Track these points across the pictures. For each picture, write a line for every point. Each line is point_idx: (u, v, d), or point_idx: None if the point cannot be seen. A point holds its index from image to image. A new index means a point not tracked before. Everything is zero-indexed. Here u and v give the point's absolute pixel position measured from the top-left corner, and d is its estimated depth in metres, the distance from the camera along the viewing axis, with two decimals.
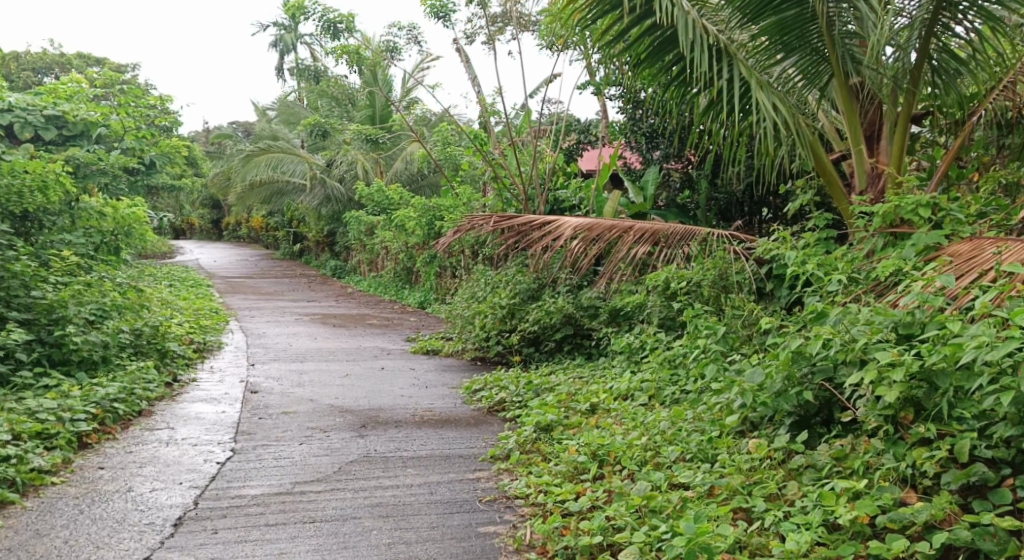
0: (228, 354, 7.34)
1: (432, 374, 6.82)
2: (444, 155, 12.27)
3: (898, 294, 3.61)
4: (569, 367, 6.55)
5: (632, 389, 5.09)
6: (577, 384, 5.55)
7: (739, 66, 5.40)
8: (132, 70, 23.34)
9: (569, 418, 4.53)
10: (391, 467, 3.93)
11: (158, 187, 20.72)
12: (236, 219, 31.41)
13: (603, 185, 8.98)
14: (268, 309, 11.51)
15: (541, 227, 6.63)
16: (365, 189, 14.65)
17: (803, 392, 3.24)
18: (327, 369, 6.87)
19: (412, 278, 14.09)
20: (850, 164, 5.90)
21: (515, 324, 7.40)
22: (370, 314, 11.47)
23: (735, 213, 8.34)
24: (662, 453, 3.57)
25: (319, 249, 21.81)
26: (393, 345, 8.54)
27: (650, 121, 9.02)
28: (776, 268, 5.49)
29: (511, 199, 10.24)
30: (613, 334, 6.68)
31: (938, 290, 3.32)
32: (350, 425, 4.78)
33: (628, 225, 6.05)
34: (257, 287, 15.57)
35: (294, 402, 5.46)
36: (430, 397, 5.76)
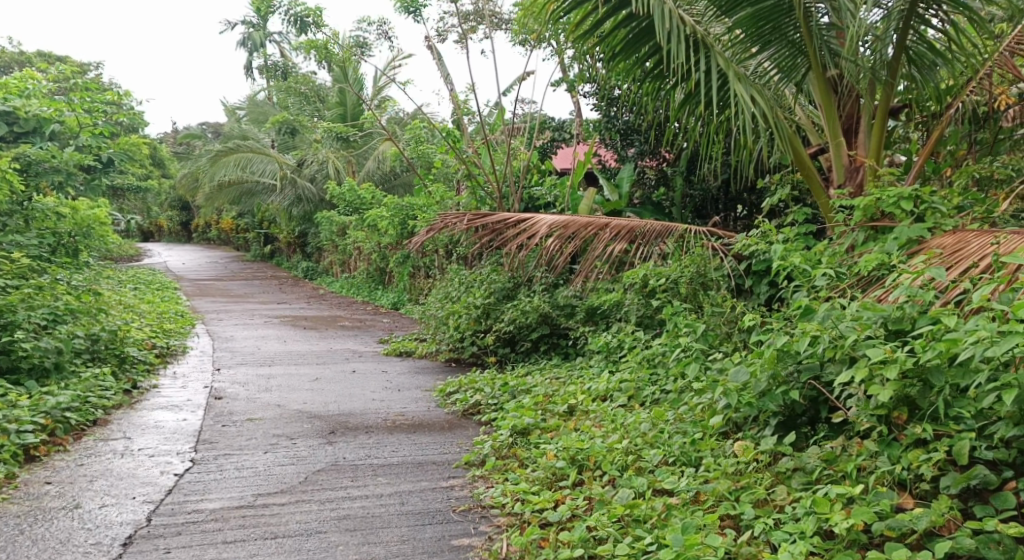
0: (193, 359, 7.08)
1: (405, 376, 6.62)
2: (416, 153, 12.07)
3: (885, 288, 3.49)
4: (546, 368, 6.39)
5: (611, 390, 4.94)
6: (554, 385, 5.39)
7: (716, 58, 5.26)
8: (96, 69, 22.83)
9: (546, 421, 4.36)
10: (360, 476, 3.73)
11: (123, 188, 20.25)
12: (205, 220, 30.87)
13: (578, 182, 8.83)
14: (236, 312, 11.23)
15: (517, 225, 6.45)
16: (336, 189, 14.38)
17: (790, 391, 3.10)
18: (295, 373, 6.64)
19: (385, 279, 13.86)
20: (827, 158, 5.79)
21: (489, 324, 7.23)
22: (342, 315, 11.23)
23: (711, 210, 8.25)
24: (644, 457, 3.42)
25: (290, 250, 21.46)
26: (365, 347, 8.32)
27: (626, 118, 8.89)
28: (755, 263, 5.37)
29: (485, 197, 10.07)
30: (590, 333, 6.53)
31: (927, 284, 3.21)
32: (318, 432, 4.57)
33: (604, 222, 5.91)
34: (227, 290, 15.25)
35: (260, 408, 5.23)
36: (403, 401, 5.57)
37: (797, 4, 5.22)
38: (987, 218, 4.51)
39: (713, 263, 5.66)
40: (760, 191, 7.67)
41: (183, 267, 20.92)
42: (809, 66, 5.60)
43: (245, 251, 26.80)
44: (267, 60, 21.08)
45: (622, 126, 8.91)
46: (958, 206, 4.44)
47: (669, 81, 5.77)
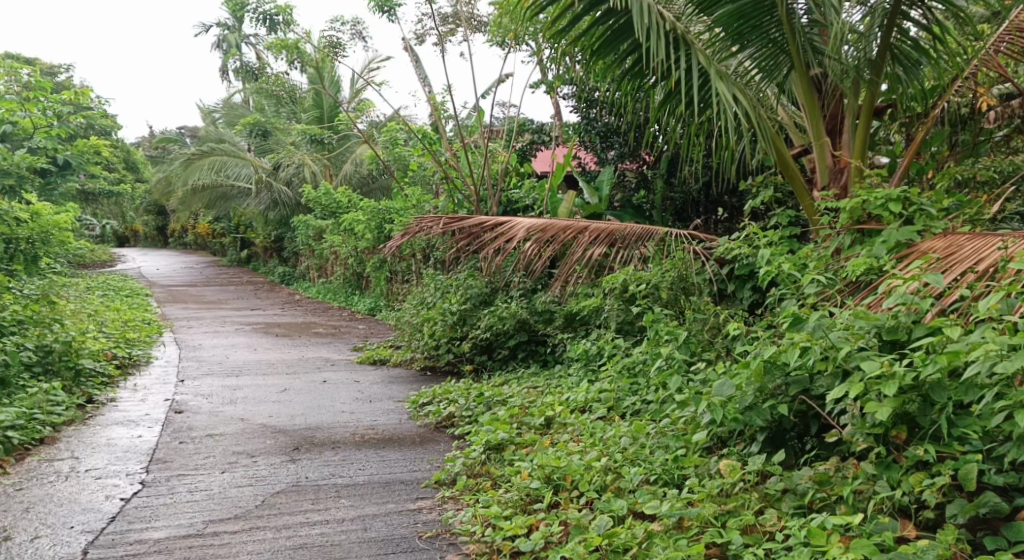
0: (157, 370, 6.80)
1: (378, 386, 6.38)
2: (393, 156, 11.83)
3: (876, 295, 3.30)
4: (523, 376, 6.17)
5: (591, 402, 4.74)
6: (531, 395, 5.18)
7: (697, 55, 5.07)
8: (66, 71, 22.37)
9: (522, 435, 4.15)
10: (322, 498, 3.50)
11: (94, 193, 19.81)
12: (181, 225, 30.35)
13: (557, 185, 8.63)
14: (207, 319, 10.92)
15: (493, 229, 6.25)
16: (312, 192, 14.08)
17: (778, 405, 2.92)
18: (263, 384, 6.38)
19: (362, 284, 13.60)
20: (811, 160, 5.60)
21: (466, 331, 7.00)
22: (317, 322, 10.96)
23: (691, 213, 8.09)
24: (623, 476, 3.22)
25: (267, 255, 21.11)
26: (339, 356, 8.07)
27: (607, 119, 8.70)
28: (738, 268, 5.20)
29: (462, 201, 9.85)
30: (569, 340, 6.33)
31: (922, 291, 3.02)
32: (281, 449, 4.33)
33: (583, 225, 5.73)
34: (200, 296, 14.92)
35: (222, 423, 4.98)
36: (373, 413, 5.34)
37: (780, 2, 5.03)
38: (977, 221, 4.36)
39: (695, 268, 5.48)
40: (741, 193, 7.51)
41: (156, 272, 20.53)
42: (791, 65, 5.44)
43: (222, 256, 26.36)
44: (242, 61, 20.72)
45: (602, 128, 8.72)
46: (947, 207, 4.28)
47: (649, 80, 5.59)
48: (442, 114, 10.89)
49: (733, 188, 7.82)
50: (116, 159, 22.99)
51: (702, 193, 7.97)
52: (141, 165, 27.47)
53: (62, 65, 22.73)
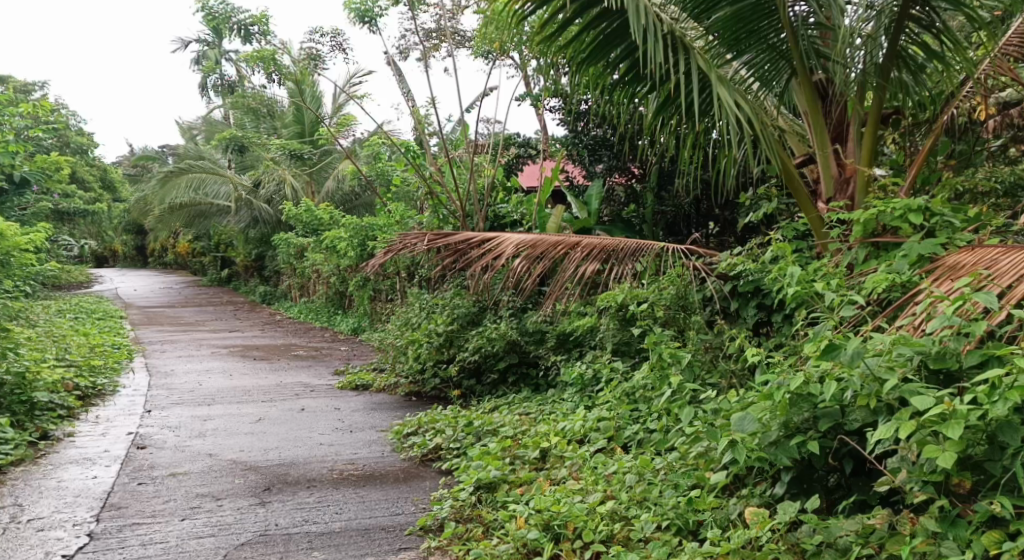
0: (123, 400, 6.39)
1: (359, 414, 6.00)
2: (375, 171, 11.48)
3: (913, 321, 2.86)
4: (515, 402, 5.81)
5: (589, 431, 4.39)
6: (524, 423, 4.83)
7: (696, 58, 4.75)
8: (40, 88, 21.91)
9: (516, 472, 3.80)
10: (292, 551, 3.12)
11: (68, 213, 19.30)
12: (161, 243, 29.81)
13: (544, 200, 8.30)
14: (182, 343, 10.49)
15: (481, 245, 5.94)
16: (292, 209, 13.69)
17: (807, 442, 2.57)
18: (237, 413, 5.97)
19: (345, 303, 13.21)
20: (813, 170, 5.23)
21: (453, 354, 6.63)
22: (297, 343, 10.56)
23: (683, 227, 7.79)
24: (632, 524, 2.88)
25: (248, 274, 20.66)
26: (319, 380, 7.67)
27: (597, 131, 8.38)
28: (742, 285, 4.86)
29: (447, 216, 9.50)
30: (562, 363, 5.97)
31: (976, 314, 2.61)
32: (250, 490, 3.93)
33: (575, 240, 5.42)
34: (177, 317, 14.46)
35: (188, 459, 4.58)
36: (354, 445, 4.95)
37: (780, 5, 4.74)
38: (1001, 233, 4.07)
39: (696, 285, 5.14)
40: (737, 205, 7.22)
41: (134, 293, 20.05)
42: (792, 72, 5.12)
43: (203, 275, 25.84)
44: (221, 77, 20.33)
45: (590, 140, 8.41)
46: (969, 217, 3.99)
47: (643, 88, 5.28)
48: (425, 128, 10.55)
49: (728, 201, 7.52)
50: (91, 178, 22.48)
51: (696, 205, 7.66)
52: (119, 183, 26.95)
53: (36, 83, 22.27)
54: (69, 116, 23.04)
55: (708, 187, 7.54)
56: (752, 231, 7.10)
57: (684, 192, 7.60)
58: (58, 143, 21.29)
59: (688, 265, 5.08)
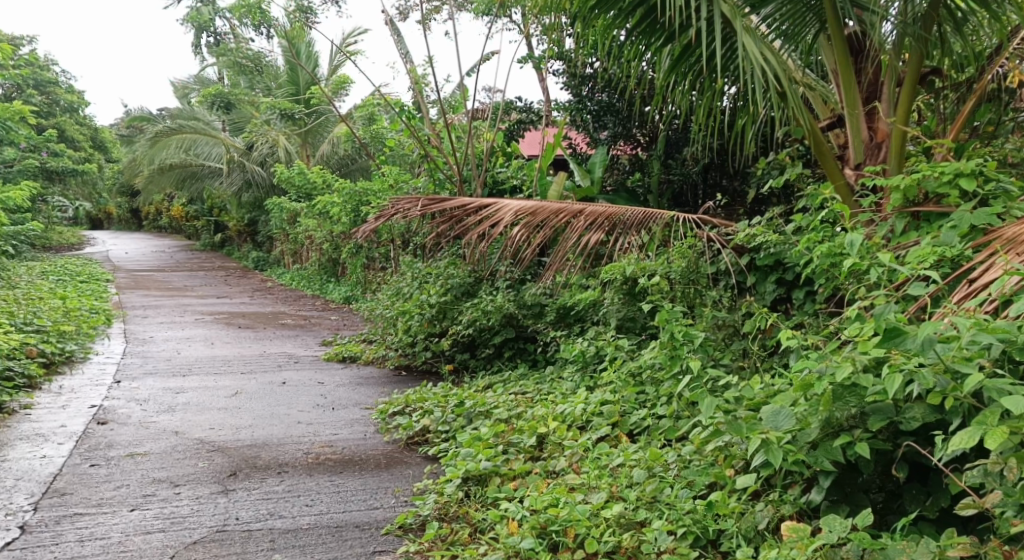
0: (92, 370, 5.98)
1: (343, 389, 5.60)
2: (370, 134, 10.98)
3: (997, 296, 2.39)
4: (511, 379, 5.42)
5: (590, 416, 3.99)
6: (520, 404, 4.43)
7: (718, 4, 4.23)
8: (29, 43, 21.29)
9: (508, 462, 3.40)
10: (251, 552, 2.72)
11: (58, 173, 18.76)
12: (156, 206, 29.33)
13: (546, 166, 7.83)
14: (166, 308, 10.07)
15: (479, 211, 5.54)
16: (284, 173, 13.18)
17: (856, 443, 2.15)
18: (212, 386, 5.55)
19: (338, 271, 12.78)
20: (841, 133, 4.77)
21: (445, 327, 6.21)
22: (286, 312, 10.15)
23: (690, 197, 7.33)
24: (643, 534, 2.50)
25: (241, 239, 20.20)
26: (304, 351, 7.26)
27: (604, 94, 7.86)
28: (762, 257, 4.40)
29: (444, 180, 9.01)
30: (563, 338, 5.55)
31: None
32: (212, 475, 3.53)
33: (577, 207, 4.99)
34: (166, 282, 14.04)
35: (150, 438, 4.18)
36: (333, 425, 4.55)
37: None
38: None
39: (709, 258, 4.71)
40: (751, 174, 6.77)
41: (125, 256, 19.60)
42: (821, 23, 4.61)
43: (196, 239, 25.34)
44: (212, 35, 19.62)
45: (595, 105, 7.89)
46: None
47: (658, 40, 4.78)
48: (422, 89, 10.03)
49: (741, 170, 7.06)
50: (80, 137, 21.86)
51: (704, 173, 7.20)
52: (111, 144, 26.36)
53: (23, 38, 21.56)
54: (57, 73, 22.36)
55: (720, 155, 7.07)
56: (765, 202, 6.66)
57: (694, 159, 7.12)
58: (45, 101, 20.65)
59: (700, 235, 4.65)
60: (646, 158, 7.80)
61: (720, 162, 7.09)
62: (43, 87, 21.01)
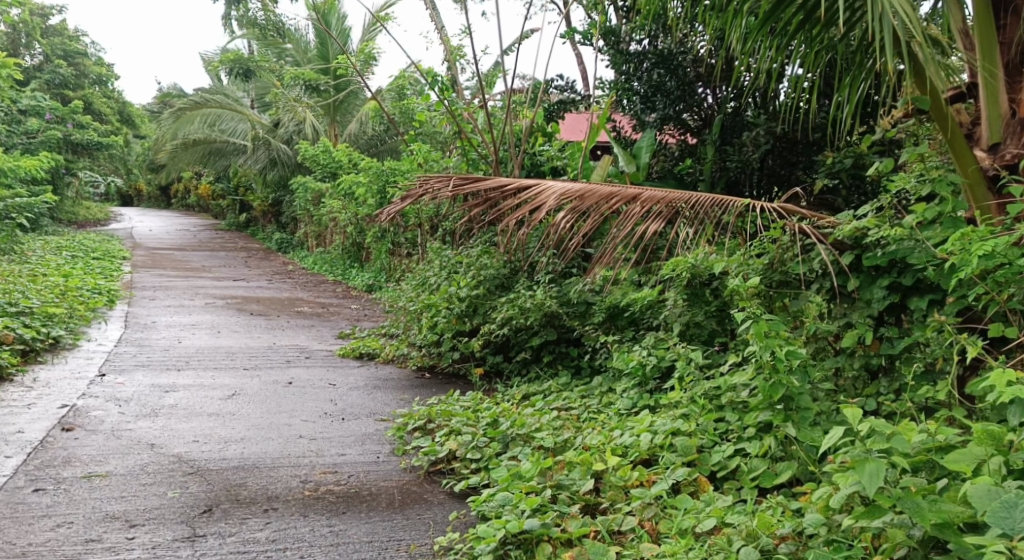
0: (78, 361, 5.29)
1: (357, 393, 4.85)
2: (400, 108, 10.20)
3: None
4: (553, 390, 4.64)
5: (658, 451, 3.17)
6: (567, 428, 3.63)
7: None
8: (58, 14, 20.89)
9: (559, 518, 2.61)
10: None
11: (81, 146, 18.26)
12: (185, 185, 29.01)
13: (590, 147, 6.96)
14: (177, 290, 9.40)
15: (517, 194, 4.74)
16: (308, 150, 12.46)
17: None
18: (208, 385, 4.83)
19: (363, 256, 12.08)
20: (970, 107, 3.89)
21: (476, 324, 5.46)
22: (304, 298, 9.44)
23: (745, 189, 6.24)
24: None
25: (266, 219, 19.61)
26: (318, 344, 6.52)
27: (656, 70, 6.60)
28: (875, 256, 3.53)
29: (478, 160, 8.19)
30: (614, 344, 4.74)
31: None
32: (180, 512, 2.79)
33: (634, 192, 4.18)
34: (184, 262, 13.44)
35: (119, 452, 3.45)
36: (341, 441, 3.79)
37: None
38: None
39: (799, 253, 3.84)
40: (819, 162, 5.85)
41: (149, 234, 19.07)
42: None
43: (223, 219, 24.84)
44: None
45: (644, 85, 6.70)
46: None
47: None
48: (457, 61, 9.18)
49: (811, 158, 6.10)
50: (107, 110, 21.33)
51: (764, 160, 6.08)
52: (139, 120, 25.93)
53: (53, 7, 21.07)
54: (85, 44, 21.89)
55: (784, 139, 5.99)
56: (831, 193, 5.78)
57: (754, 144, 6.03)
58: (73, 71, 20.15)
59: (783, 224, 3.82)
60: (696, 144, 6.71)
61: (782, 147, 6.06)
62: (72, 58, 20.52)
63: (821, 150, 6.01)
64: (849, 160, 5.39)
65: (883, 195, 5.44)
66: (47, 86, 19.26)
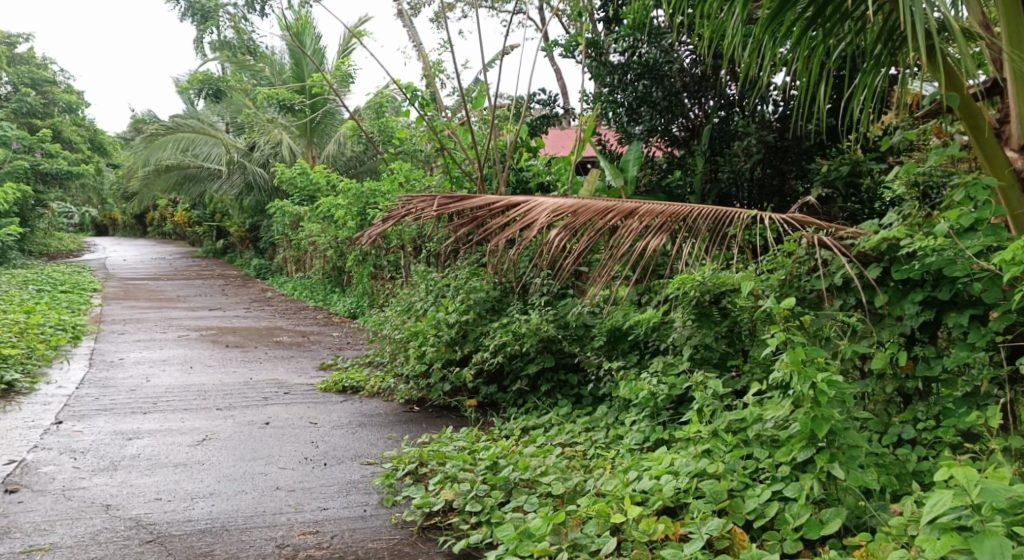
0: (33, 407, 4.85)
1: (340, 432, 4.45)
2: (378, 127, 9.84)
3: None
4: (554, 422, 4.27)
5: (682, 498, 2.80)
6: (576, 471, 3.26)
7: None
8: (25, 42, 20.44)
9: None
10: None
11: (51, 175, 17.75)
12: (161, 213, 28.47)
13: (578, 160, 6.62)
14: (149, 323, 8.95)
15: (506, 211, 4.38)
16: (285, 173, 12.06)
17: None
18: (176, 430, 4.41)
19: (344, 280, 11.67)
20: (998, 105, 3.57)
21: (466, 352, 5.09)
22: (283, 327, 9.02)
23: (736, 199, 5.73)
24: None
25: (244, 245, 19.14)
26: (297, 378, 6.11)
27: (641, 81, 6.11)
28: (906, 268, 3.18)
29: (461, 178, 7.83)
30: (618, 370, 4.38)
31: None
32: None
33: (634, 205, 3.83)
34: (158, 292, 12.97)
35: (68, 517, 3.04)
36: (322, 492, 3.39)
37: None
38: None
39: (819, 267, 3.49)
40: (813, 170, 5.49)
41: (123, 264, 18.53)
42: None
43: (200, 246, 24.34)
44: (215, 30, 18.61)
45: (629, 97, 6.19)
46: None
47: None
48: (437, 77, 8.86)
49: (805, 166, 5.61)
50: (78, 137, 20.81)
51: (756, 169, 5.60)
52: (112, 148, 25.43)
53: (20, 35, 20.63)
54: (54, 72, 21.42)
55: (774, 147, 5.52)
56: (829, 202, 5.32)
57: (745, 155, 5.52)
58: (42, 100, 19.67)
59: (799, 236, 3.48)
60: (682, 156, 6.17)
61: (772, 156, 5.58)
62: (40, 86, 20.04)
63: (812, 157, 5.62)
64: (845, 168, 5.06)
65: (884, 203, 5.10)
66: (15, 115, 18.80)
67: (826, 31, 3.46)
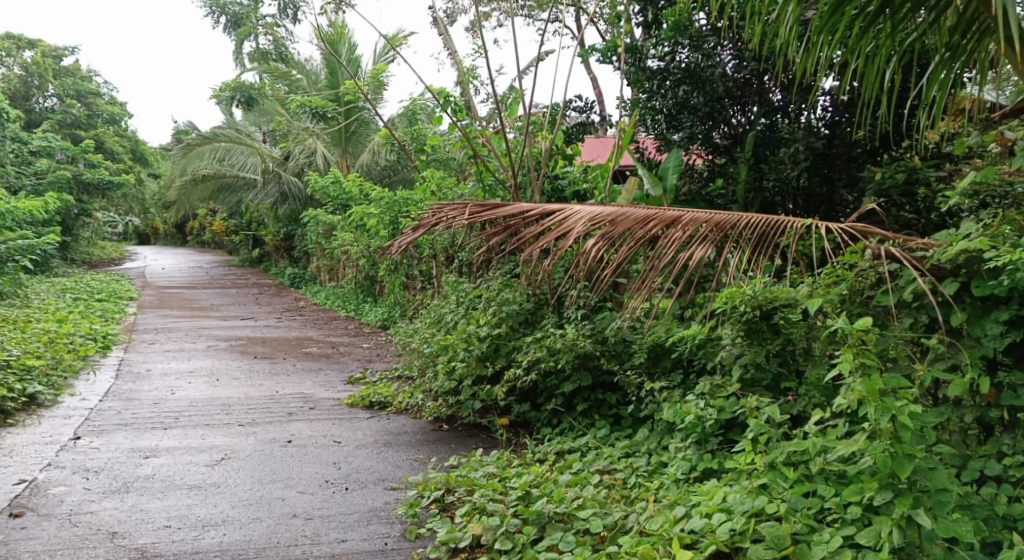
0: (53, 421, 4.70)
1: (364, 452, 4.22)
2: (411, 135, 9.66)
3: None
4: (591, 446, 3.99)
5: (737, 539, 2.51)
6: (617, 504, 2.98)
7: None
8: (70, 54, 20.78)
9: None
10: None
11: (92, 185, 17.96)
12: (200, 222, 28.77)
13: (616, 167, 6.33)
14: (180, 332, 8.86)
15: (541, 220, 4.13)
16: (318, 182, 11.96)
17: None
18: (195, 448, 4.22)
19: (376, 291, 11.51)
20: None
21: (498, 368, 4.83)
22: (313, 337, 8.86)
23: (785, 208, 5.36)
24: None
25: (279, 254, 19.15)
26: (324, 392, 5.90)
27: (680, 87, 5.73)
28: (987, 284, 2.84)
29: (495, 186, 7.59)
30: (660, 390, 4.08)
31: None
32: None
33: (677, 213, 3.54)
34: (193, 301, 12.96)
35: (72, 545, 2.85)
36: (342, 521, 3.15)
37: None
38: None
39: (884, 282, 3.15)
40: (864, 178, 5.07)
41: (162, 272, 18.67)
42: None
43: (237, 255, 24.48)
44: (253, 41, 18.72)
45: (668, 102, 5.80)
46: None
47: None
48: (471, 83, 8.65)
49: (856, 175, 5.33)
50: (119, 148, 21.07)
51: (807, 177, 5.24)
52: (153, 158, 25.76)
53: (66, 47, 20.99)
54: (97, 84, 21.74)
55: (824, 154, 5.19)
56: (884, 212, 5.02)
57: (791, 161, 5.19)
58: (86, 111, 19.95)
59: (862, 247, 3.16)
60: (725, 164, 5.79)
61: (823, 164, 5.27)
62: (84, 98, 20.35)
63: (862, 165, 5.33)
64: (901, 175, 4.68)
65: (944, 214, 4.69)
66: (59, 126, 19.09)
67: (893, 25, 3.11)
